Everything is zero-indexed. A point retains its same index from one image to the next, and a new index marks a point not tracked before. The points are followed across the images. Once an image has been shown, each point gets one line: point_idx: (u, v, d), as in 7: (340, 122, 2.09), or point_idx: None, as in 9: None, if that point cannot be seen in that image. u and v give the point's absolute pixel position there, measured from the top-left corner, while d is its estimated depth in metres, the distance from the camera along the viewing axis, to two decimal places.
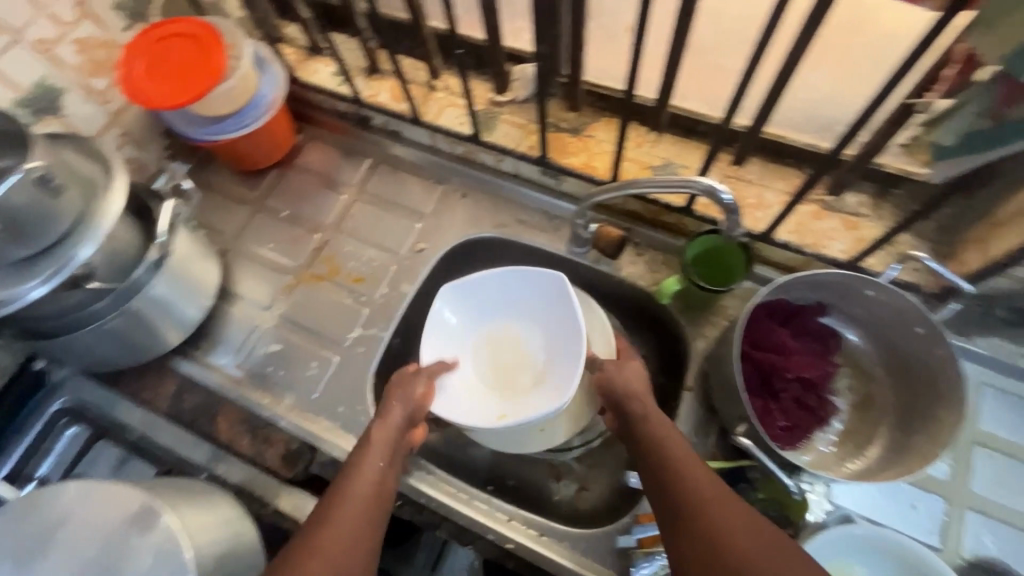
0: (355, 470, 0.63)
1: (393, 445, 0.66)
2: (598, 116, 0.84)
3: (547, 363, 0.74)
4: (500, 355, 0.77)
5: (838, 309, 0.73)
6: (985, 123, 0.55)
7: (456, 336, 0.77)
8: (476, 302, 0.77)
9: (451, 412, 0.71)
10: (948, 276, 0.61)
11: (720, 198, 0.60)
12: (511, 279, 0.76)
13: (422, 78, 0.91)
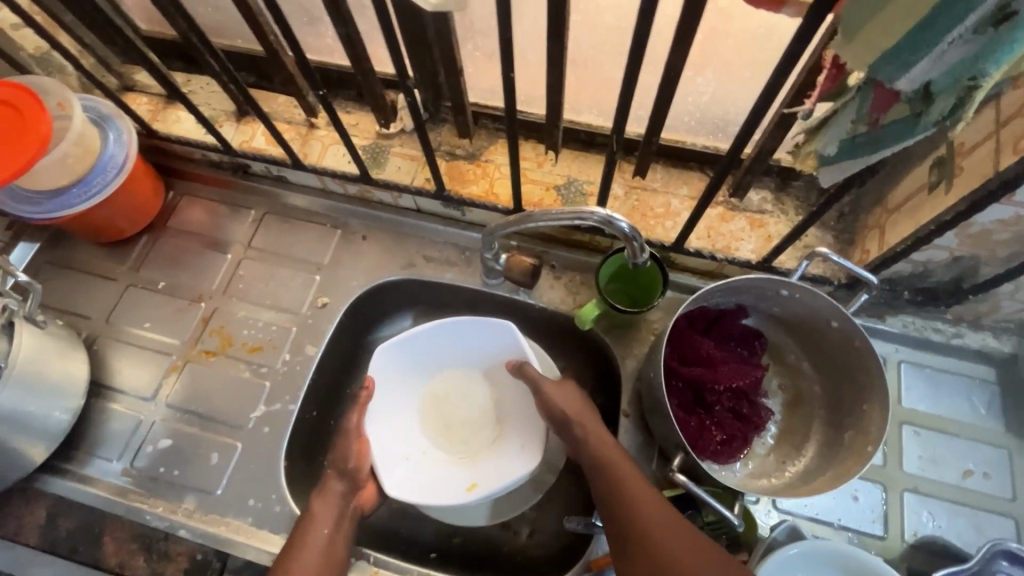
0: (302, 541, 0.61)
1: (338, 513, 0.64)
2: (494, 138, 0.79)
3: (508, 418, 0.74)
4: (450, 415, 0.74)
5: (759, 309, 0.71)
6: (863, 129, 0.49)
7: (398, 407, 0.73)
8: (414, 365, 0.74)
9: (409, 492, 0.67)
10: (854, 272, 0.60)
11: (617, 228, 0.57)
12: (450, 331, 0.73)
13: (299, 117, 0.83)
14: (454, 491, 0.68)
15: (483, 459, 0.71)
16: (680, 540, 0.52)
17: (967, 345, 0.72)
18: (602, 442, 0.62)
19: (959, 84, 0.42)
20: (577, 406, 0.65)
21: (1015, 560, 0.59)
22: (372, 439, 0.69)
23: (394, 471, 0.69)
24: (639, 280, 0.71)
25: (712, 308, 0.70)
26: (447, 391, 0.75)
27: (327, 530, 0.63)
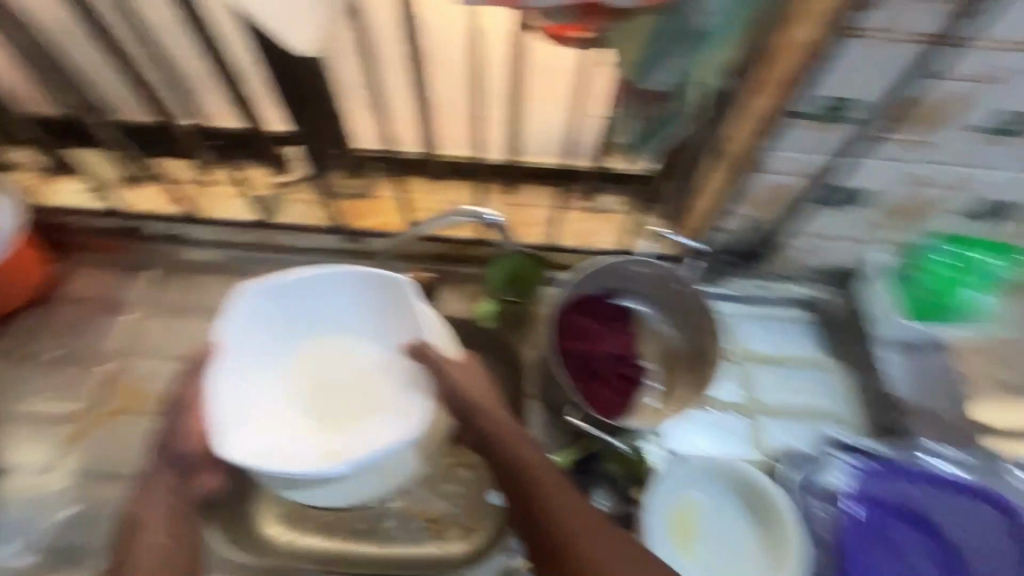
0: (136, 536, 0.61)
1: (174, 510, 0.63)
2: (381, 177, 0.89)
3: (394, 381, 0.69)
4: (323, 378, 0.70)
5: (625, 290, 0.85)
6: (654, 118, 0.58)
7: (260, 363, 0.68)
8: (282, 320, 0.68)
9: (252, 455, 0.62)
10: (683, 243, 0.75)
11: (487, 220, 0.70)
12: (326, 289, 0.69)
13: (192, 175, 0.87)
14: (310, 455, 0.65)
15: (362, 428, 0.67)
16: (585, 519, 0.55)
17: (787, 294, 0.90)
18: (507, 428, 0.63)
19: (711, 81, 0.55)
20: (480, 393, 0.65)
21: (838, 445, 0.79)
22: (219, 402, 0.63)
23: (245, 428, 0.64)
24: (523, 278, 0.82)
25: (590, 294, 0.83)
26: (320, 352, 0.70)
27: (162, 534, 0.61)
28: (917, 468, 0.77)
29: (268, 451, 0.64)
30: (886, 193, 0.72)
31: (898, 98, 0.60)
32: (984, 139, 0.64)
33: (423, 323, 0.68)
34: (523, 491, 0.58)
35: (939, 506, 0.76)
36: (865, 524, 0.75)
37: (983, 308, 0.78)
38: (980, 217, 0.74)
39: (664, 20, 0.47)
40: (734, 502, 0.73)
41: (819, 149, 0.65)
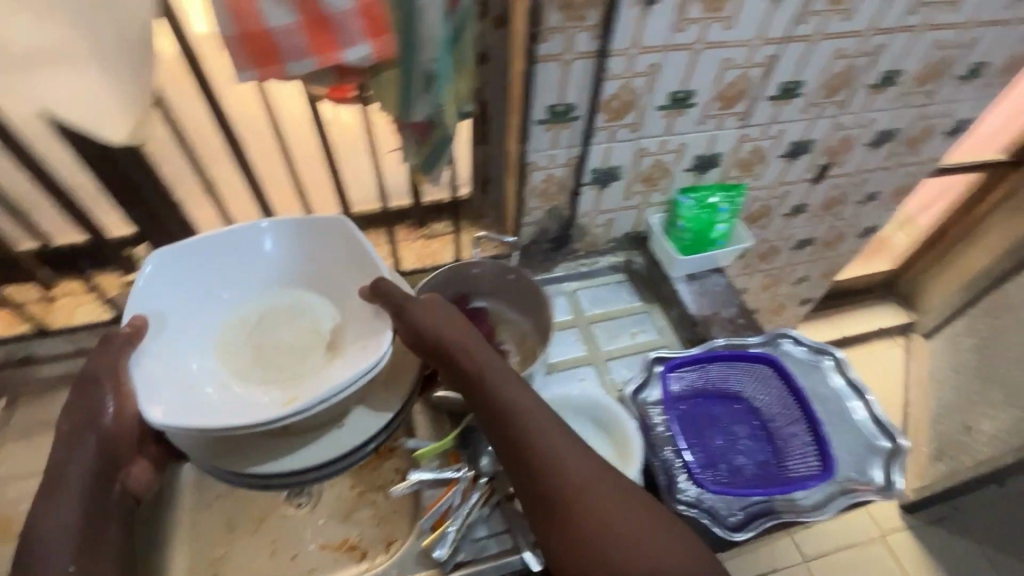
0: (49, 529, 0.60)
1: (90, 485, 0.64)
2: None
3: (346, 329, 0.71)
4: (259, 338, 0.71)
5: (472, 292, 0.99)
6: (425, 146, 0.74)
7: (184, 325, 0.69)
8: (214, 282, 0.72)
9: (190, 414, 0.60)
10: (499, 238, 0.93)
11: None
12: (258, 249, 0.74)
13: (37, 294, 0.90)
14: (267, 408, 0.63)
15: (314, 373, 0.67)
16: (583, 469, 0.60)
17: (603, 264, 1.11)
18: (498, 369, 0.66)
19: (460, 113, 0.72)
20: (455, 336, 0.68)
21: (663, 360, 0.90)
22: (142, 370, 0.63)
23: (174, 397, 0.62)
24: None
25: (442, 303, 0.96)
26: (258, 314, 0.73)
27: (71, 566, 0.59)
28: (718, 354, 0.89)
29: (200, 406, 0.62)
30: (632, 165, 0.96)
31: (606, 96, 0.82)
32: (674, 114, 0.89)
33: (376, 262, 0.72)
34: (515, 436, 0.61)
35: (741, 380, 0.90)
36: (687, 414, 0.87)
37: (723, 237, 1.07)
38: (702, 167, 1.02)
39: (404, 62, 0.63)
40: (591, 421, 0.84)
41: (564, 143, 0.86)
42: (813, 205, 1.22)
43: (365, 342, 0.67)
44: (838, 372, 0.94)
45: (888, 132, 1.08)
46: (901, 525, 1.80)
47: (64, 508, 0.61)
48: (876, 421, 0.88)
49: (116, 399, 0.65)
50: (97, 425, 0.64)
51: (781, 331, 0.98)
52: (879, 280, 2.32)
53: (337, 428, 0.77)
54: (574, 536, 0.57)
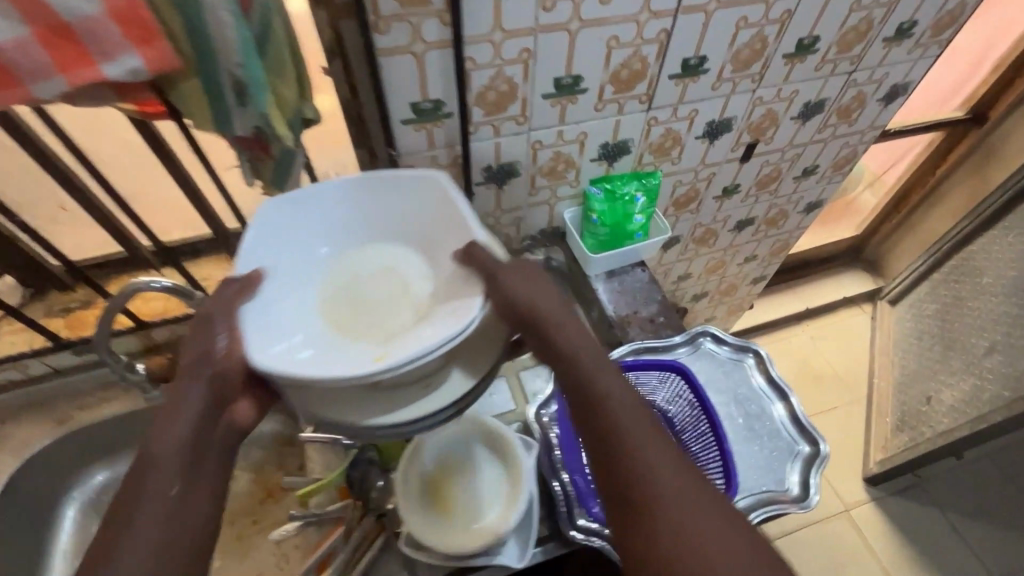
0: (143, 497, 0.49)
1: (199, 416, 0.54)
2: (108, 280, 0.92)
3: (440, 291, 0.62)
4: (361, 299, 0.62)
5: None
6: (268, 160, 0.66)
7: (287, 274, 0.62)
8: (324, 234, 0.66)
9: (300, 368, 0.52)
10: None
11: (157, 286, 0.67)
12: (370, 202, 0.67)
13: None
14: (360, 362, 0.53)
15: (406, 334, 0.56)
16: (677, 480, 0.51)
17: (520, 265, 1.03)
18: (591, 356, 0.59)
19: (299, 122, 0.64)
20: (550, 310, 0.59)
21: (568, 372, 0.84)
22: (250, 321, 0.56)
23: (274, 343, 0.55)
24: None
25: None
26: (356, 276, 0.65)
27: (174, 490, 0.50)
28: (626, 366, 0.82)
29: (311, 362, 0.53)
30: (530, 160, 0.87)
31: (478, 88, 0.72)
32: (565, 102, 0.80)
33: (472, 224, 0.63)
34: (614, 431, 0.54)
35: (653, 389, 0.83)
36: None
37: (643, 230, 0.99)
38: (612, 156, 0.93)
39: (204, 73, 0.55)
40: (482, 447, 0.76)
41: (442, 142, 0.78)
42: (746, 184, 1.14)
43: (456, 305, 0.58)
44: (759, 370, 0.88)
45: (817, 103, 1.00)
46: (865, 497, 1.78)
47: (170, 427, 0.52)
48: (796, 420, 0.84)
49: (230, 335, 0.55)
50: (211, 361, 0.54)
51: (702, 329, 0.90)
52: (844, 246, 2.25)
53: (425, 388, 0.61)
54: (661, 551, 0.48)
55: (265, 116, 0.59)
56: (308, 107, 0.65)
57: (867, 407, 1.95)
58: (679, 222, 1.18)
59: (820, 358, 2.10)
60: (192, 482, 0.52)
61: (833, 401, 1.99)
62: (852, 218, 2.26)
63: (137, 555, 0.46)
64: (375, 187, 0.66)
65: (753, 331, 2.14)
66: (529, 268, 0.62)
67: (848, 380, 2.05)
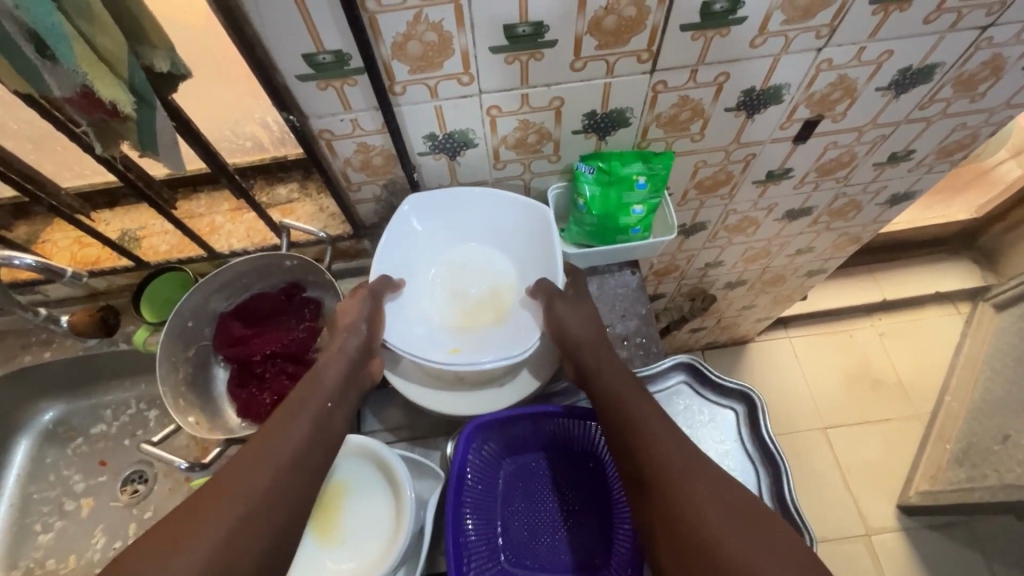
0: (279, 434, 0.57)
1: (341, 386, 0.65)
2: (48, 219, 0.85)
3: (523, 302, 0.74)
4: (467, 295, 0.76)
5: (308, 282, 0.82)
6: (120, 124, 0.53)
7: (421, 252, 0.77)
8: (440, 228, 0.77)
9: (406, 342, 0.70)
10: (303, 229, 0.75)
11: (20, 265, 0.62)
12: (490, 213, 0.76)
13: None
14: (438, 350, 0.70)
15: (484, 339, 0.72)
16: (677, 452, 0.57)
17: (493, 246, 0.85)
18: (611, 373, 0.66)
19: (144, 80, 0.50)
20: (585, 333, 0.69)
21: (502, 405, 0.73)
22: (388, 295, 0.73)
23: (397, 325, 0.72)
24: (179, 294, 0.80)
25: (266, 292, 0.82)
26: (464, 269, 0.78)
27: (330, 403, 0.63)
28: (558, 406, 0.68)
29: (411, 338, 0.71)
30: (489, 129, 0.68)
31: (394, 37, 0.54)
32: (526, 58, 0.59)
33: (553, 267, 0.72)
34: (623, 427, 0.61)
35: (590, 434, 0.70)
36: (517, 476, 0.71)
37: (643, 226, 0.76)
38: (604, 128, 0.71)
39: None
40: (390, 493, 0.65)
41: (360, 105, 0.61)
42: (802, 169, 0.87)
43: (520, 334, 0.71)
44: (747, 424, 0.73)
45: (921, 69, 0.69)
46: (894, 525, 1.57)
47: (334, 365, 0.66)
48: (780, 503, 0.68)
49: (370, 313, 0.70)
50: (357, 334, 0.69)
51: (685, 361, 0.76)
52: (954, 230, 1.81)
53: (499, 387, 0.72)
54: (676, 537, 0.52)
55: (79, 72, 0.45)
56: (158, 59, 0.51)
57: (928, 428, 1.67)
58: (704, 208, 0.94)
59: (886, 360, 1.79)
60: (326, 418, 0.62)
61: (886, 412, 1.72)
62: (975, 196, 1.79)
63: (269, 481, 0.54)
64: (496, 202, 0.75)
65: (808, 318, 1.85)
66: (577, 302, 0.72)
67: (912, 392, 1.75)
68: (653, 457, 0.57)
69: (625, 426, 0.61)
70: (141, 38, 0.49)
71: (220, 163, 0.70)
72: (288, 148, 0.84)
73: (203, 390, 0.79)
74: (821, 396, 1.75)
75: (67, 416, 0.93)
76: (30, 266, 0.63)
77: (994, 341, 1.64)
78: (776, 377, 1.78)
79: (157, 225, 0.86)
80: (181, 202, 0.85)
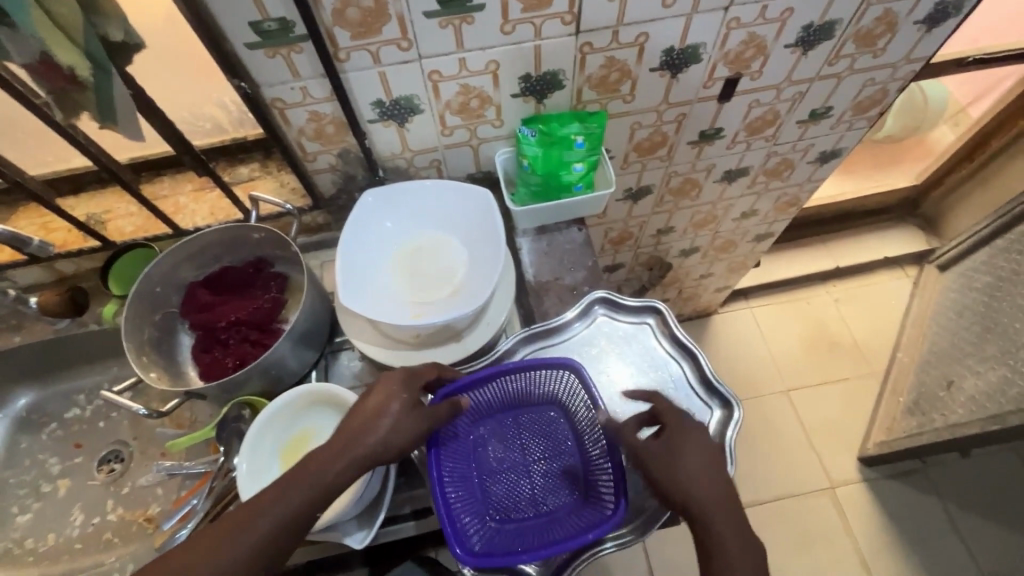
0: (250, 522, 0.53)
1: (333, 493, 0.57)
2: (14, 207, 0.87)
3: (472, 275, 0.78)
4: (422, 268, 0.81)
5: (275, 256, 0.86)
6: (79, 91, 0.57)
7: (380, 239, 0.82)
8: (396, 216, 0.82)
9: (370, 309, 0.74)
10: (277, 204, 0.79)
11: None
12: (435, 196, 0.82)
13: None
14: (401, 317, 0.75)
15: (440, 304, 0.77)
16: (711, 494, 0.61)
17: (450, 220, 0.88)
18: (698, 454, 0.63)
19: (100, 49, 0.54)
20: (705, 492, 0.61)
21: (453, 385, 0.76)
22: (354, 267, 0.77)
23: (360, 292, 0.75)
24: (141, 268, 0.83)
25: (235, 265, 0.85)
26: (419, 251, 0.82)
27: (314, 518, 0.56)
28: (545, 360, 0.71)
29: (375, 307, 0.75)
30: (432, 94, 0.73)
31: (333, 4, 0.59)
32: (458, 22, 0.64)
33: (501, 237, 0.76)
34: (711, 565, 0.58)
35: (561, 389, 0.76)
36: (542, 431, 0.76)
37: (584, 182, 0.82)
38: (540, 91, 0.76)
39: None
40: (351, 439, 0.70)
41: (307, 73, 0.66)
42: (731, 128, 0.94)
43: (474, 293, 0.75)
44: (661, 329, 0.80)
45: (823, 26, 0.77)
46: (857, 477, 1.65)
47: (340, 471, 0.57)
48: (705, 381, 0.76)
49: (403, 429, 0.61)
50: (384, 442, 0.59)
51: (592, 295, 0.81)
52: (896, 197, 1.92)
53: (455, 342, 0.77)
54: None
55: (38, 38, 0.50)
56: (113, 28, 0.55)
57: (884, 384, 1.76)
58: (647, 170, 1.00)
59: (841, 322, 1.88)
60: (299, 535, 0.55)
61: (844, 372, 1.81)
62: (913, 165, 1.91)
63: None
64: (445, 189, 0.81)
65: (768, 288, 1.93)
66: (677, 454, 0.63)
67: (867, 351, 1.84)
68: (700, 498, 0.60)
69: (671, 470, 0.62)
70: (95, 7, 0.53)
71: (179, 137, 0.73)
72: (246, 128, 0.88)
73: (168, 356, 0.82)
74: (783, 360, 1.83)
75: (40, 402, 0.95)
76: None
77: (939, 298, 1.74)
78: (740, 345, 1.86)
79: (122, 208, 0.89)
80: (146, 185, 0.88)
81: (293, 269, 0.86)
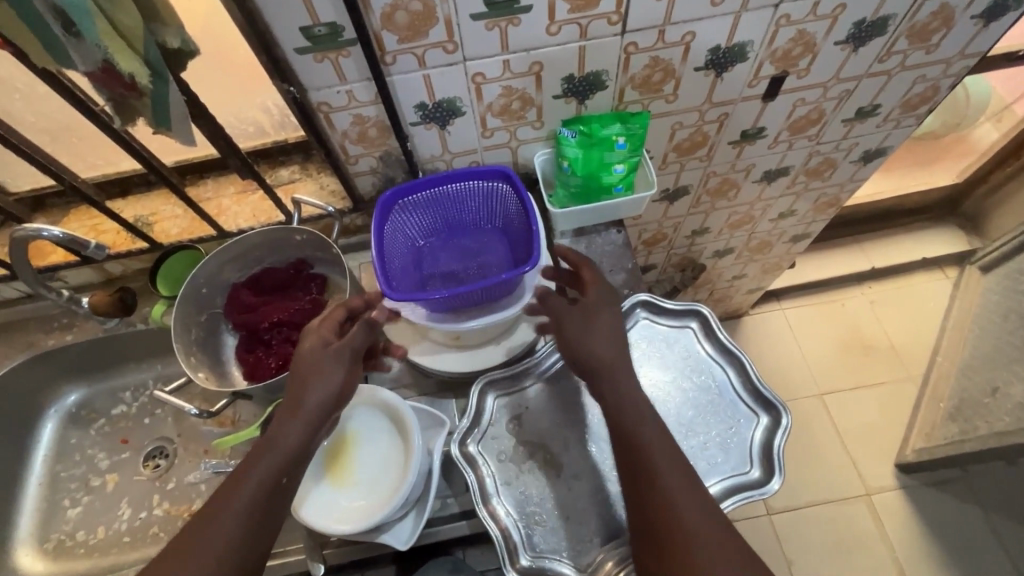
0: (237, 493, 0.56)
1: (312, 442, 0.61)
2: (67, 209, 0.90)
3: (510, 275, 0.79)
4: None
5: (315, 258, 0.87)
6: (136, 98, 0.58)
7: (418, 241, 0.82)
8: None
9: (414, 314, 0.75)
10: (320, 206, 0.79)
11: (49, 236, 0.69)
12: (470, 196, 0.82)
13: None
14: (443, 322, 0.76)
15: None
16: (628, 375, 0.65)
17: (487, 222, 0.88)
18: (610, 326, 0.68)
19: (158, 56, 0.55)
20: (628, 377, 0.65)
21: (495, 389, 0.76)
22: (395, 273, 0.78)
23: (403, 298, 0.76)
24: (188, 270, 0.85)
25: (277, 266, 0.86)
26: None
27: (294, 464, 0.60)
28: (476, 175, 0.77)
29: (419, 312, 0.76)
30: (475, 96, 0.73)
31: (383, 7, 0.59)
32: (505, 24, 0.64)
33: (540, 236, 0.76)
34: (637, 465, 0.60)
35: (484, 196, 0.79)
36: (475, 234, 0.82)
37: (625, 184, 0.81)
38: (582, 92, 0.76)
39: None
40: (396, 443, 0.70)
41: (353, 76, 0.66)
42: (774, 128, 0.92)
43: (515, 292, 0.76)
44: (704, 334, 0.79)
45: (875, 22, 0.74)
46: (894, 485, 1.60)
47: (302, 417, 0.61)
48: (754, 388, 0.74)
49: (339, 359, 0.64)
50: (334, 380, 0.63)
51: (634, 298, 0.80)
52: (936, 197, 1.86)
53: (495, 345, 0.79)
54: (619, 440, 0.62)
55: (101, 46, 0.51)
56: (170, 35, 0.56)
57: (922, 389, 1.71)
58: (685, 171, 0.98)
59: (877, 325, 1.83)
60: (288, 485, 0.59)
61: (881, 376, 1.76)
62: (954, 163, 1.85)
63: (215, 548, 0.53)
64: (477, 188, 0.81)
65: (800, 290, 1.89)
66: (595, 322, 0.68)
67: (905, 355, 1.79)
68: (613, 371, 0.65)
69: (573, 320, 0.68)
70: (154, 15, 0.54)
71: (226, 141, 0.75)
72: (288, 131, 0.90)
73: (214, 356, 0.84)
74: (816, 363, 1.79)
75: (89, 399, 0.98)
76: (56, 238, 0.70)
77: (982, 300, 1.68)
78: (771, 348, 1.83)
79: (168, 211, 0.91)
80: (190, 188, 0.90)
81: (334, 270, 0.87)
